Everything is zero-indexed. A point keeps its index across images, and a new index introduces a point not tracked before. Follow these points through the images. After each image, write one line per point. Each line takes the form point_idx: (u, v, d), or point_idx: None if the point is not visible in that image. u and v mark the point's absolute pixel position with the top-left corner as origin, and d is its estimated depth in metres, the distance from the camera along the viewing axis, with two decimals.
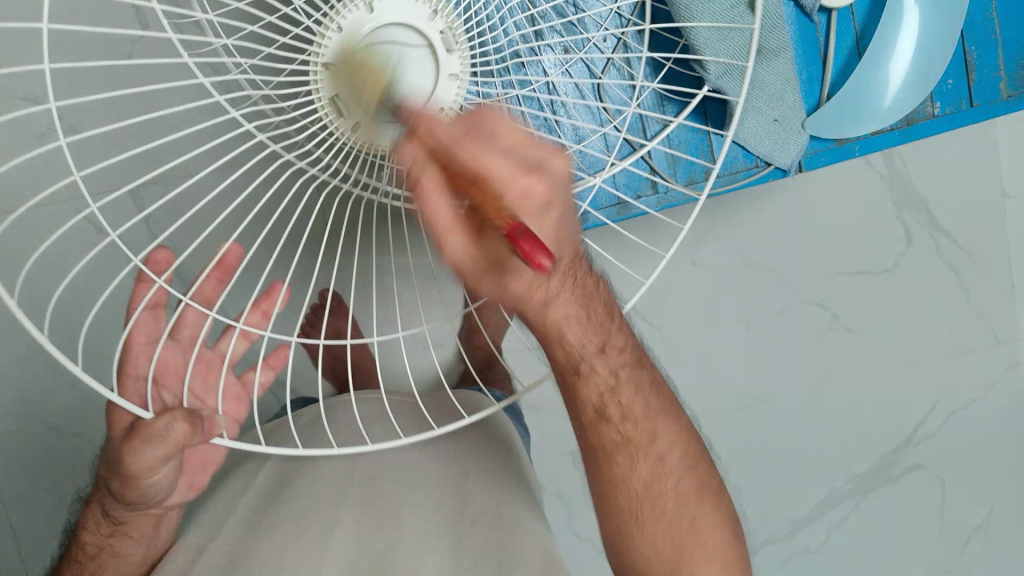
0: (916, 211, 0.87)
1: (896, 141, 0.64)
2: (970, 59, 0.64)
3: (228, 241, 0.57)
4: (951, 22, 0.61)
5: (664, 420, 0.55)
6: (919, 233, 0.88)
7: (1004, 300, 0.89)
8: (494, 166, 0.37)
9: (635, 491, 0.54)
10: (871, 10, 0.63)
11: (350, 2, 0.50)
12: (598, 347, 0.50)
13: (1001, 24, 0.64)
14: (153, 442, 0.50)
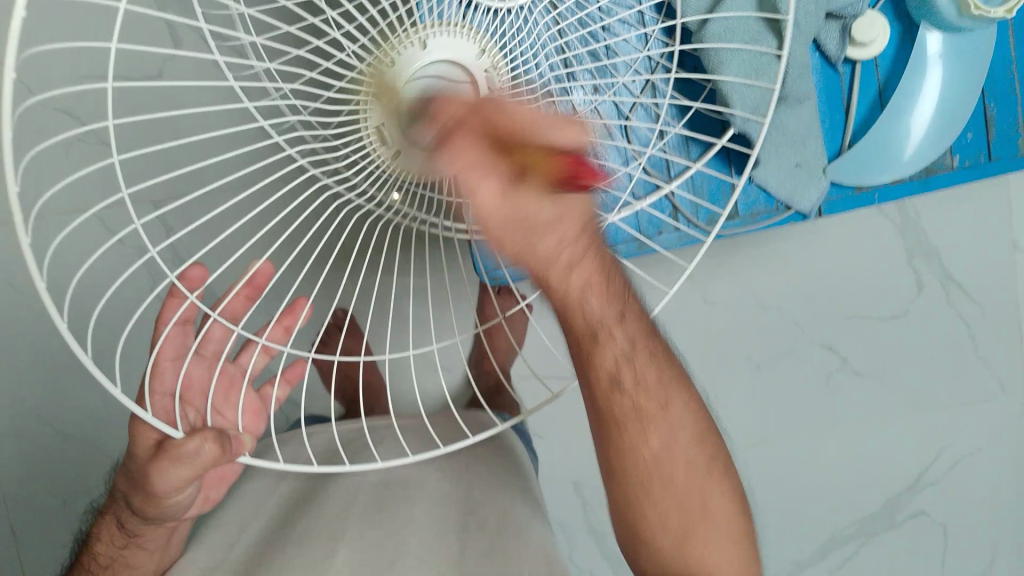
0: (928, 259, 0.94)
1: (913, 189, 0.73)
2: (989, 116, 0.72)
3: (262, 262, 0.58)
4: (969, 80, 0.69)
5: (674, 390, 0.55)
6: (930, 281, 0.95)
7: (1009, 354, 0.97)
8: (536, 116, 0.37)
9: (644, 465, 0.54)
10: (893, 64, 0.71)
11: (407, 38, 0.49)
12: (617, 315, 0.49)
13: (1019, 82, 0.72)
14: (180, 461, 0.50)
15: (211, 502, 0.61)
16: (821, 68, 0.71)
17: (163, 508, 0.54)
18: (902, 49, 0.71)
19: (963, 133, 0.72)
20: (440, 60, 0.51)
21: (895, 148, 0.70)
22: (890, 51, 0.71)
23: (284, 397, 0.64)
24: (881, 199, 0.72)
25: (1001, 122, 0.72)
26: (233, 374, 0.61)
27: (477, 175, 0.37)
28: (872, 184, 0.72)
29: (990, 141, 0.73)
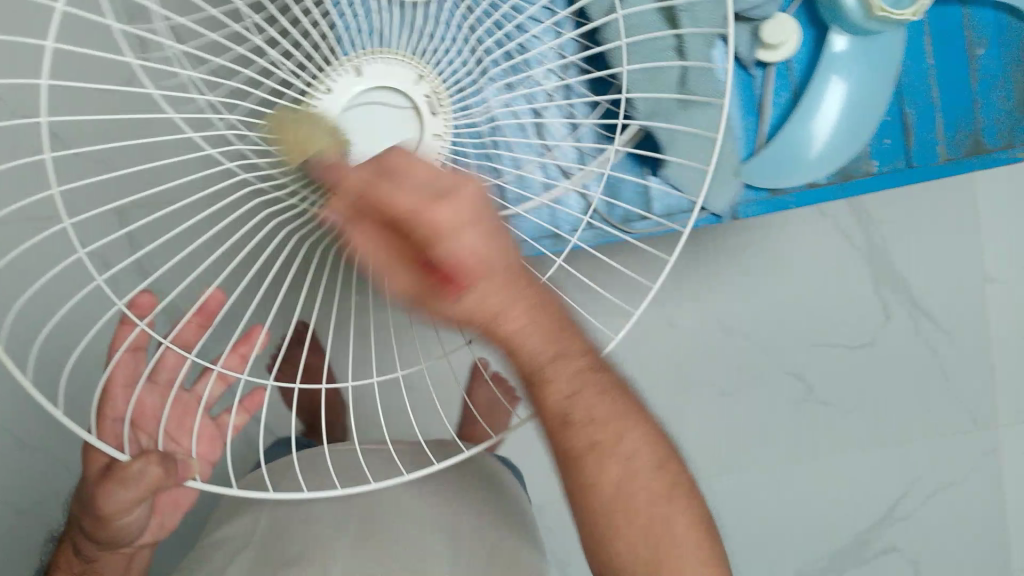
0: (895, 289, 0.93)
1: (833, 194, 0.71)
2: (909, 121, 0.73)
3: (212, 288, 0.55)
4: (879, 79, 0.69)
5: (633, 420, 0.48)
6: (896, 310, 0.93)
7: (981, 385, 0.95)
8: (400, 199, 0.39)
9: (608, 500, 0.47)
10: (806, 68, 0.71)
11: (340, 66, 0.49)
12: (553, 353, 0.45)
13: (938, 88, 0.73)
14: (130, 483, 0.50)
15: (169, 529, 0.59)
16: (736, 69, 0.71)
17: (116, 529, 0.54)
18: (816, 51, 0.71)
19: (881, 139, 0.72)
20: (377, 86, 0.50)
21: (803, 150, 0.69)
22: (804, 56, 0.71)
23: (244, 426, 0.62)
24: (798, 203, 0.71)
25: (920, 129, 0.73)
26: (188, 402, 0.60)
27: (388, 265, 0.42)
28: (788, 187, 0.70)
29: (909, 150, 0.72)
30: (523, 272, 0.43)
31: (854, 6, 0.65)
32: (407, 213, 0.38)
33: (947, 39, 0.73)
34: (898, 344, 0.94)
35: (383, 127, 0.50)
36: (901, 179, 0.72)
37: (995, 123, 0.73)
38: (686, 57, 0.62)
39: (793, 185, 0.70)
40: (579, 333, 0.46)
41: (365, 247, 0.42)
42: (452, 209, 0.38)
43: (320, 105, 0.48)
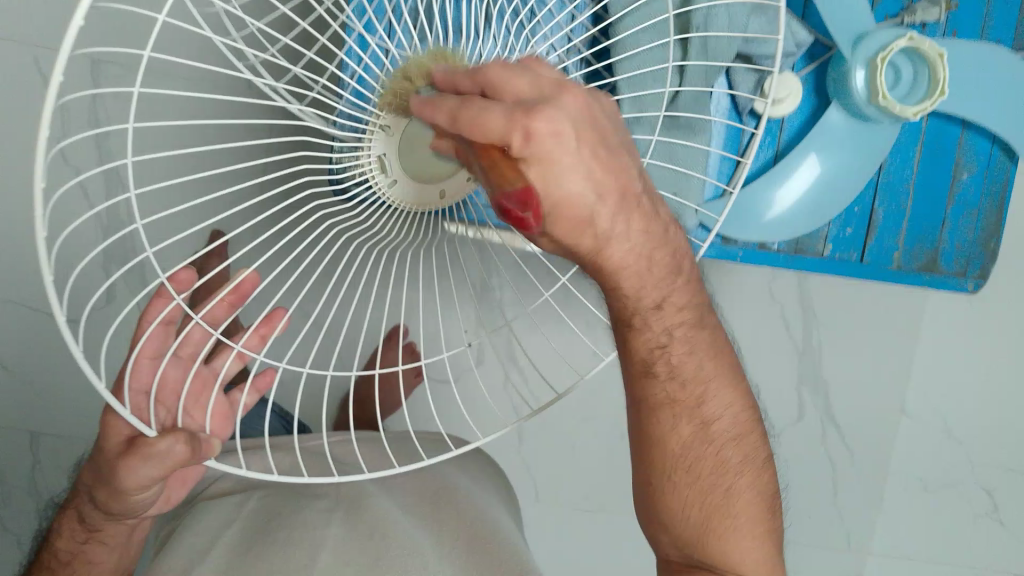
0: (813, 390, 1.29)
1: (778, 261, 0.80)
2: (875, 221, 0.82)
3: (249, 270, 0.58)
4: (859, 162, 0.77)
5: (711, 386, 0.61)
6: (811, 410, 1.29)
7: (862, 483, 1.32)
8: (539, 128, 0.41)
9: (674, 451, 0.61)
10: (794, 134, 0.79)
11: None
12: (654, 304, 0.55)
13: (913, 201, 0.83)
14: (151, 460, 0.52)
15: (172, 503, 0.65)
16: (730, 112, 0.78)
17: (127, 505, 0.57)
18: (808, 121, 0.79)
19: (843, 228, 0.82)
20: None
21: (761, 213, 0.77)
22: (798, 123, 0.79)
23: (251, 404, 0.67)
24: (743, 260, 0.80)
25: (883, 230, 0.82)
26: (206, 378, 0.63)
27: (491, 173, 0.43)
28: (737, 240, 0.79)
29: (866, 245, 0.82)
30: (636, 203, 0.49)
31: (861, 87, 0.73)
32: (506, 137, 0.41)
33: (937, 155, 0.82)
34: (803, 438, 1.30)
35: None
36: (851, 268, 0.82)
37: (953, 249, 0.84)
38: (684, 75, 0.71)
39: (746, 240, 0.78)
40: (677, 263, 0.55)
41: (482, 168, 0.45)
42: (551, 119, 0.42)
43: None
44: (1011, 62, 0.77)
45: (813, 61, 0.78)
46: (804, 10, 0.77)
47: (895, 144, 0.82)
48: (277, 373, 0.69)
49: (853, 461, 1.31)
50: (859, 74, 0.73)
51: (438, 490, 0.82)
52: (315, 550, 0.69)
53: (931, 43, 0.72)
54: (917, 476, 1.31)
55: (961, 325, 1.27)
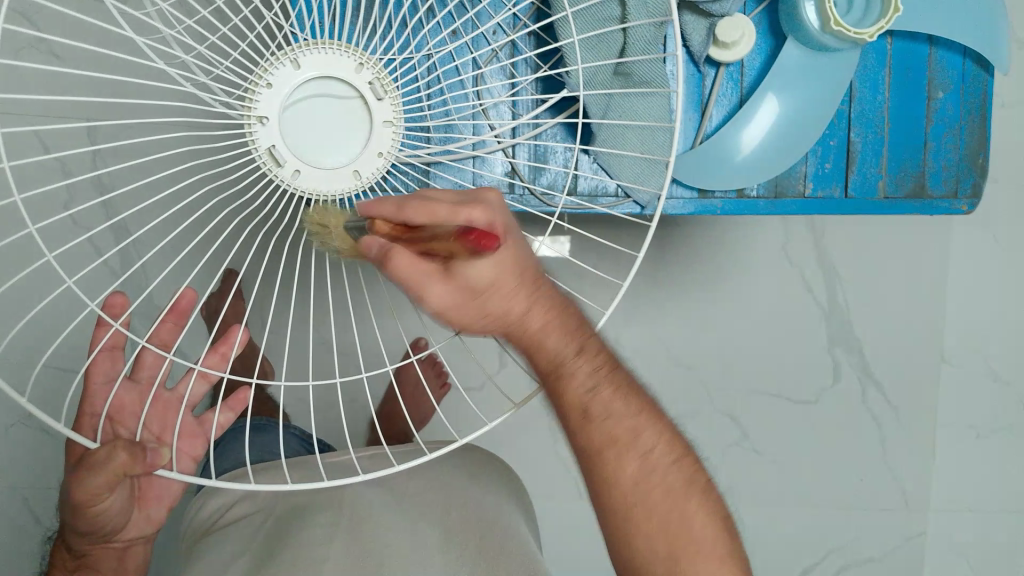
0: (842, 349, 1.26)
1: (760, 209, 0.79)
2: (854, 152, 0.81)
3: (182, 287, 0.64)
4: (824, 92, 0.76)
5: (646, 420, 0.63)
6: (842, 372, 1.26)
7: (903, 439, 1.28)
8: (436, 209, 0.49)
9: (626, 491, 0.62)
10: (756, 77, 0.78)
11: (277, 60, 0.58)
12: (575, 350, 0.60)
13: (890, 128, 0.81)
14: (98, 471, 0.54)
15: (157, 523, 0.67)
16: (689, 66, 0.78)
17: (92, 517, 0.59)
18: (769, 61, 0.78)
19: (822, 164, 0.80)
20: (313, 76, 0.59)
21: (732, 153, 0.76)
22: (759, 64, 0.78)
23: (227, 423, 0.70)
24: (723, 211, 0.79)
25: (863, 160, 0.81)
26: (169, 400, 0.66)
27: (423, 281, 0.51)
28: (714, 192, 0.77)
29: (848, 179, 0.81)
30: (539, 281, 0.57)
31: (813, 19, 0.72)
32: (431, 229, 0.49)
33: (909, 78, 0.81)
34: (838, 402, 1.27)
35: (326, 111, 0.60)
36: (835, 205, 0.80)
37: (940, 169, 0.82)
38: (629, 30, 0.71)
39: (723, 191, 0.77)
40: (539, 276, 0.57)
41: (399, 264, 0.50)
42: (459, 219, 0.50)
43: (263, 100, 0.59)
44: None
45: (763, 1, 0.78)
46: None
47: (864, 71, 0.80)
48: (252, 390, 0.70)
49: (891, 417, 1.28)
50: (809, 6, 0.73)
51: (451, 492, 0.82)
52: (320, 564, 0.72)
53: None
54: (967, 424, 1.28)
55: (984, 262, 1.24)
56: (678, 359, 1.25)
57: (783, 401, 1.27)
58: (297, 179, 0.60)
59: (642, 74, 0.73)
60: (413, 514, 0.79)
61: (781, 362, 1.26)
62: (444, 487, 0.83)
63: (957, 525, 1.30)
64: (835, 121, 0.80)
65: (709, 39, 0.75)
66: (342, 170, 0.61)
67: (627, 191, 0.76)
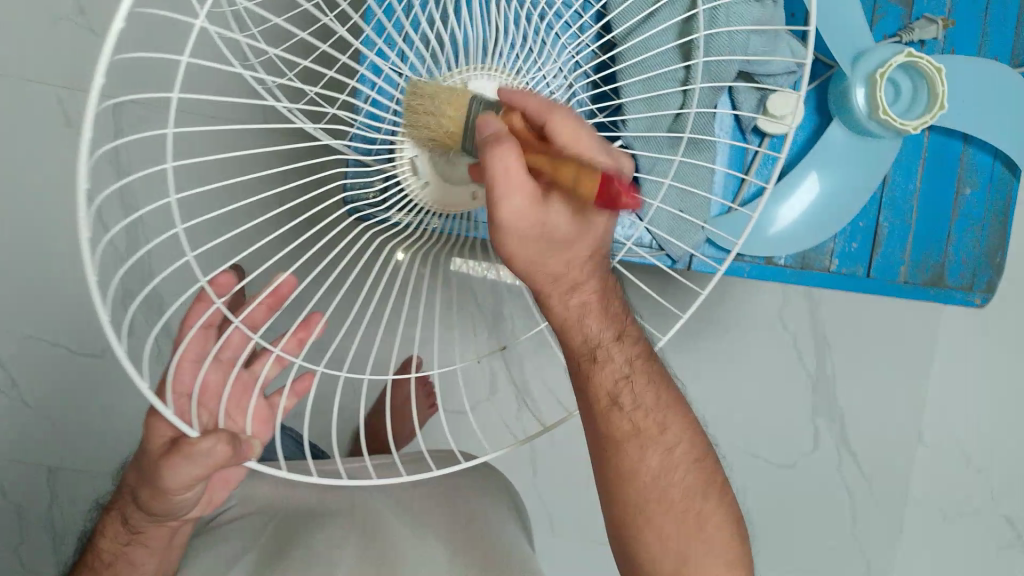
0: (827, 419, 1.28)
1: (785, 276, 0.81)
2: (881, 237, 0.83)
3: (286, 275, 0.64)
4: (864, 180, 0.79)
5: (670, 414, 0.65)
6: (825, 440, 1.29)
7: (874, 513, 1.30)
8: (558, 126, 0.47)
9: (645, 483, 0.64)
10: (797, 151, 0.81)
11: (439, 87, 0.63)
12: (614, 336, 0.62)
13: (917, 217, 0.84)
14: (193, 459, 0.54)
15: (214, 507, 0.68)
16: (735, 132, 0.81)
17: (169, 504, 0.60)
18: (811, 137, 0.81)
19: (849, 243, 0.83)
20: (467, 105, 0.64)
21: (766, 224, 0.78)
22: (802, 139, 0.81)
23: (291, 407, 0.74)
24: (749, 275, 0.81)
25: (889, 244, 0.83)
26: (247, 381, 0.70)
27: (508, 189, 0.47)
28: (745, 256, 0.80)
29: (872, 260, 0.83)
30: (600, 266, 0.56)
31: (862, 104, 0.75)
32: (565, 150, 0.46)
33: (940, 171, 0.84)
34: (815, 468, 1.29)
35: None
36: (857, 283, 0.83)
37: (959, 262, 0.85)
38: (690, 91, 0.74)
39: (753, 255, 0.80)
40: (602, 261, 0.57)
41: (501, 163, 0.46)
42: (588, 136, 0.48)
43: (418, 118, 0.63)
44: (1010, 84, 0.79)
45: (813, 80, 0.81)
46: (805, 30, 0.80)
47: (899, 160, 0.83)
48: (318, 377, 0.73)
49: (867, 490, 1.30)
50: (860, 91, 0.75)
51: (448, 517, 0.82)
52: (331, 565, 0.73)
53: (929, 58, 0.74)
54: (937, 506, 1.30)
55: (972, 348, 1.28)
56: None
57: (762, 462, 1.29)
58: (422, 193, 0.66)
59: (693, 136, 0.75)
60: (409, 530, 0.80)
61: (766, 423, 1.28)
62: (441, 511, 0.84)
63: None
64: (868, 205, 0.82)
65: (759, 108, 0.78)
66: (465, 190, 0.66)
67: (664, 243, 0.78)
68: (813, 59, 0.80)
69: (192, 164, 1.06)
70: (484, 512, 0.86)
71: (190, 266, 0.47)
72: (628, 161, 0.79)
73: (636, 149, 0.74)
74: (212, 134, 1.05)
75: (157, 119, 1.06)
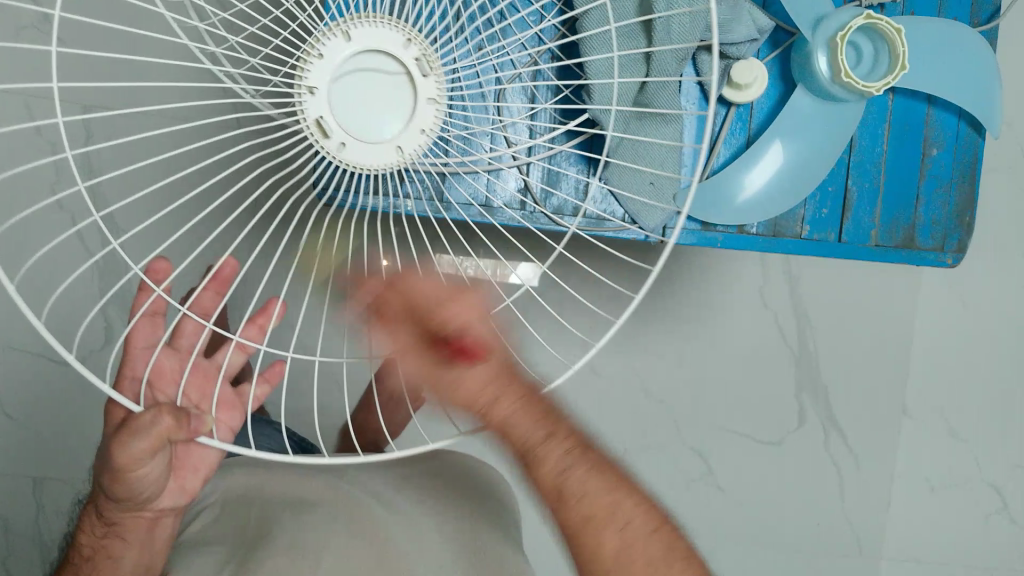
0: (810, 394, 1.29)
1: (759, 245, 0.82)
2: (851, 201, 0.84)
3: (224, 257, 0.70)
4: (830, 146, 0.79)
5: (621, 494, 0.63)
6: (809, 415, 1.29)
7: (861, 485, 1.31)
8: (420, 291, 0.58)
9: (609, 557, 0.63)
10: (764, 119, 0.81)
11: (329, 32, 0.61)
12: (545, 435, 0.60)
13: (885, 180, 0.84)
14: (140, 433, 0.60)
15: (187, 492, 0.72)
16: (702, 103, 0.81)
17: (129, 485, 0.65)
18: (777, 104, 0.81)
19: (819, 209, 0.83)
20: (367, 49, 0.62)
21: (735, 193, 0.79)
22: (767, 106, 0.81)
23: (263, 394, 0.76)
24: (724, 245, 0.81)
25: (858, 208, 0.84)
26: (208, 369, 0.73)
27: (404, 349, 0.59)
28: (717, 226, 0.80)
29: (843, 224, 0.84)
30: (513, 380, 0.59)
31: (825, 70, 0.76)
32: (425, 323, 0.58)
33: (906, 132, 0.84)
34: (801, 443, 1.30)
35: (375, 82, 0.63)
36: (829, 248, 0.83)
37: (929, 223, 0.85)
38: (651, 61, 0.74)
39: (725, 225, 0.80)
40: (523, 384, 0.59)
41: (389, 311, 0.59)
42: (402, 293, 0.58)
43: (314, 71, 0.62)
44: (970, 45, 0.80)
45: (776, 48, 0.82)
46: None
47: (865, 122, 0.84)
48: (286, 365, 0.78)
49: (854, 463, 1.30)
50: (821, 57, 0.76)
51: (434, 505, 0.82)
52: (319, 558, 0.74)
53: (888, 19, 0.74)
54: (923, 474, 1.31)
55: (952, 315, 1.28)
56: (650, 391, 1.28)
57: (748, 440, 1.30)
58: (342, 152, 0.63)
59: (659, 109, 0.76)
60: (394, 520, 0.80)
61: (749, 401, 1.29)
62: (427, 500, 0.83)
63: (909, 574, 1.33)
64: (836, 168, 0.83)
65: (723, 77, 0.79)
66: (388, 145, 0.64)
67: (636, 216, 0.79)
68: (775, 27, 0.81)
69: (164, 165, 1.06)
70: (470, 504, 0.85)
71: (115, 247, 0.51)
72: (596, 136, 0.79)
73: (602, 121, 0.75)
74: (180, 133, 1.05)
75: (125, 121, 1.06)
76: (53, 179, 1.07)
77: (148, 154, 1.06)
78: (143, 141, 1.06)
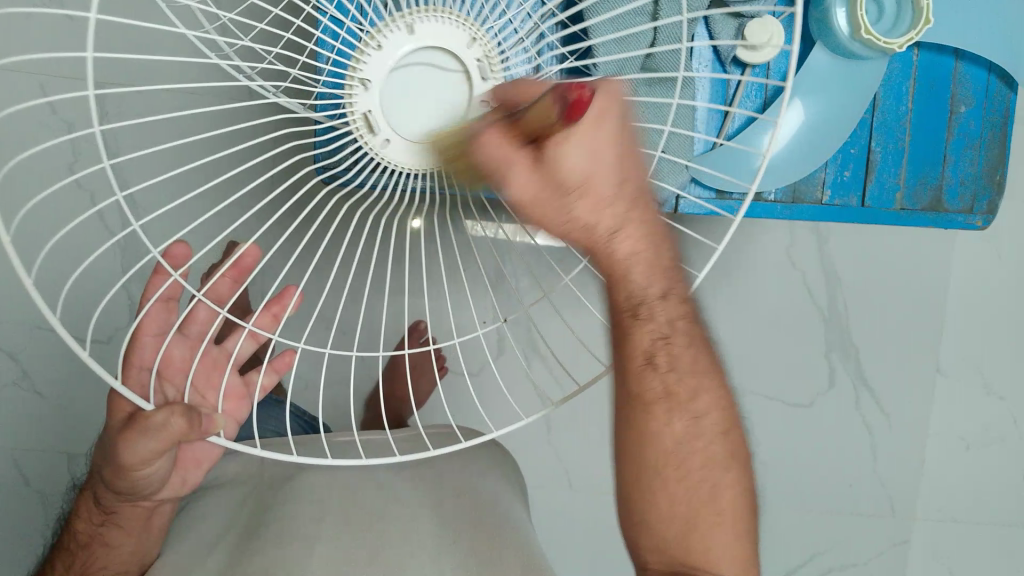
0: (839, 356, 1.26)
1: (777, 212, 0.79)
2: (874, 163, 0.80)
3: (247, 244, 0.67)
4: (851, 107, 0.76)
5: (704, 381, 0.64)
6: (838, 378, 1.26)
7: (891, 447, 1.28)
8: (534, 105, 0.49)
9: (664, 448, 0.64)
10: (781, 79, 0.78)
11: (394, 25, 0.58)
12: (660, 293, 0.59)
13: (910, 139, 0.81)
14: (152, 432, 0.60)
15: (188, 484, 0.73)
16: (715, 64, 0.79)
17: (136, 480, 0.66)
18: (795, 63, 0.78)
19: (841, 172, 0.80)
20: (425, 45, 0.59)
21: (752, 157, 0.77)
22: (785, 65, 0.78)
23: (270, 384, 0.75)
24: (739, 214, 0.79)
25: (881, 170, 0.80)
26: (217, 357, 0.72)
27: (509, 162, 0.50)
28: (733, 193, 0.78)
29: (866, 188, 0.81)
30: (638, 203, 0.55)
31: (843, 26, 0.72)
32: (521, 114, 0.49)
33: (932, 89, 0.80)
34: (829, 406, 1.27)
35: (428, 78, 0.60)
36: (851, 214, 0.80)
37: (957, 184, 0.81)
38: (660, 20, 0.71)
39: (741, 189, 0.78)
40: (641, 196, 0.55)
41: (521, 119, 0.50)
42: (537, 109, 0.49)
43: (371, 64, 0.58)
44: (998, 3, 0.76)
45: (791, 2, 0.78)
46: None
47: (889, 80, 0.80)
48: (297, 355, 0.76)
49: (882, 425, 1.27)
50: (839, 12, 0.72)
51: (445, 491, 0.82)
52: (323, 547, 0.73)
53: None
54: (957, 434, 1.28)
55: (988, 274, 1.24)
56: None
57: (776, 403, 1.27)
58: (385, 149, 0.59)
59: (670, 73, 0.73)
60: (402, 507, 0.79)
61: (778, 363, 1.26)
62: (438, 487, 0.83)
63: (940, 537, 1.30)
64: (858, 130, 0.80)
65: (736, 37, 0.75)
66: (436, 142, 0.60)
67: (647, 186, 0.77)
68: None
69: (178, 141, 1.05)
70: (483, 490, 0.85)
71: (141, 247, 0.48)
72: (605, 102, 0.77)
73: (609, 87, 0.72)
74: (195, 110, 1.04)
75: (135, 97, 1.05)
76: (70, 158, 1.05)
77: (157, 128, 1.05)
78: (155, 117, 1.05)
